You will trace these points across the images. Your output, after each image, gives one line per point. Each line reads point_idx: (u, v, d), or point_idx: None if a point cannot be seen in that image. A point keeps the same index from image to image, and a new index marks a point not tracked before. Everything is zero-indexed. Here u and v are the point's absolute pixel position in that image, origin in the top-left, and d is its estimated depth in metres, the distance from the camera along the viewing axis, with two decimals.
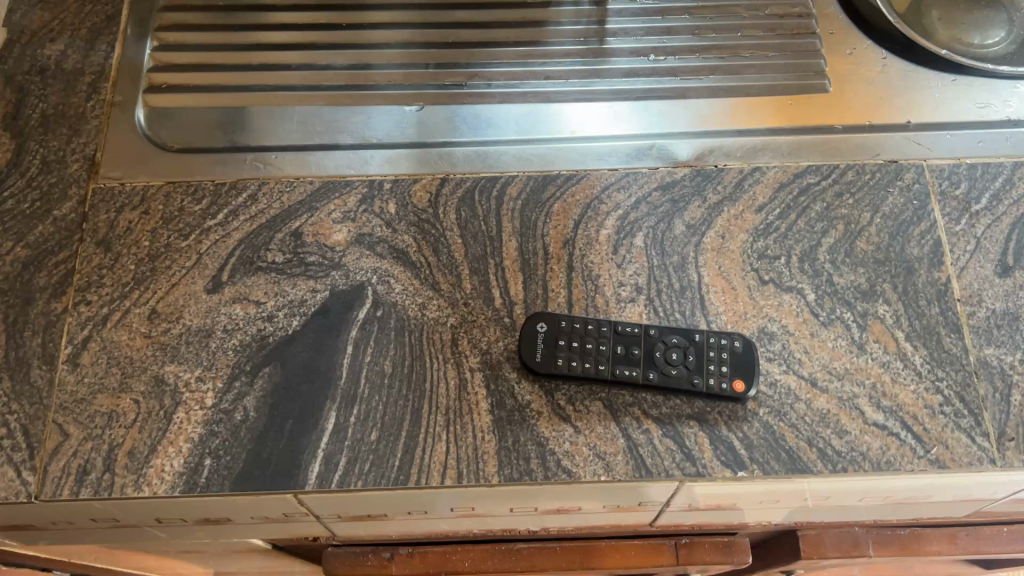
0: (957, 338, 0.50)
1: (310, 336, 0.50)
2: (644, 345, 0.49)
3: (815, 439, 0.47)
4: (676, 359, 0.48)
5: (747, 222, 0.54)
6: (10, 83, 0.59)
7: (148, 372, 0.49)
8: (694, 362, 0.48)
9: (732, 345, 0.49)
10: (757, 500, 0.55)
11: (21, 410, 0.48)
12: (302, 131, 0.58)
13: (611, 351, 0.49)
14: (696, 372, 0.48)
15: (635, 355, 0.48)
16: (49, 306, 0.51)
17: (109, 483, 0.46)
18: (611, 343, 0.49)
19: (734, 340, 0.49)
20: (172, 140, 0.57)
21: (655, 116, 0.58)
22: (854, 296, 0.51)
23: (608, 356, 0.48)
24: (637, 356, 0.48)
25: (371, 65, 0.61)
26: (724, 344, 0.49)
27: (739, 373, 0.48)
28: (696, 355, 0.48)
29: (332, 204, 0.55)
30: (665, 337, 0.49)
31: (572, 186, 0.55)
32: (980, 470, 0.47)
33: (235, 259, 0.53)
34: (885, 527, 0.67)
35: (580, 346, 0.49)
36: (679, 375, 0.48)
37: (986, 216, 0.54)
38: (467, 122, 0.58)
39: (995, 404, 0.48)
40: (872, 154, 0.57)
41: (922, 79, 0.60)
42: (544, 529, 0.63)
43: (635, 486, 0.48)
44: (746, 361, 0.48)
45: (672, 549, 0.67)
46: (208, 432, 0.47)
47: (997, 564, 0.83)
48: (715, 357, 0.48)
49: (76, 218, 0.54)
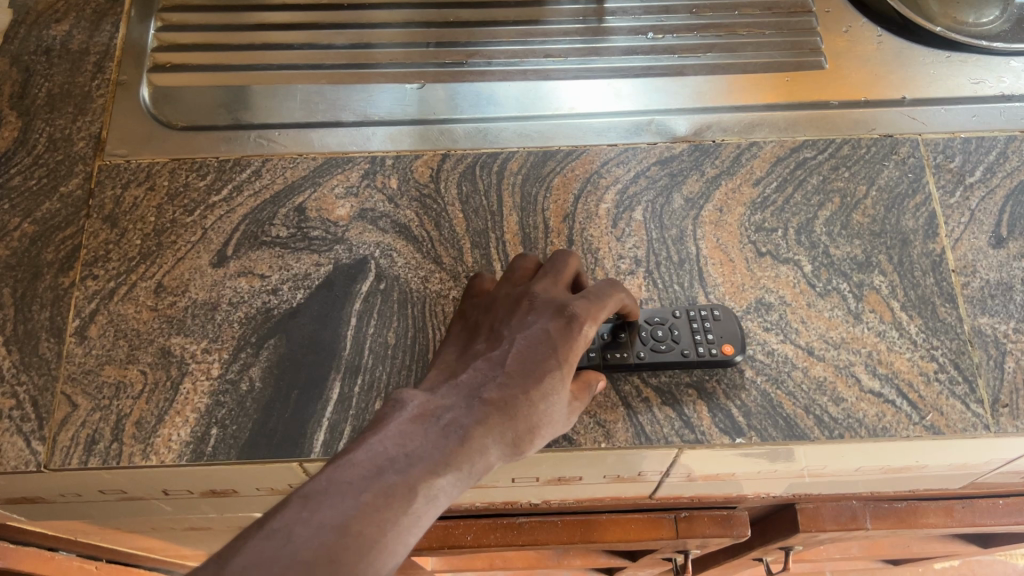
0: (952, 307, 0.51)
1: (315, 308, 0.51)
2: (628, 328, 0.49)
3: (813, 407, 0.48)
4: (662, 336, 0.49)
5: (744, 196, 0.55)
6: (16, 63, 0.60)
7: (155, 344, 0.50)
8: (680, 335, 0.49)
9: (713, 313, 0.50)
10: (756, 471, 0.56)
11: (30, 381, 0.49)
12: (305, 109, 0.59)
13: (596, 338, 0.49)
14: (684, 345, 0.48)
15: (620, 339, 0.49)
16: (57, 280, 0.52)
17: (117, 452, 0.47)
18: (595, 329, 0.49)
19: (714, 309, 0.50)
20: (175, 118, 0.58)
21: (654, 93, 0.59)
22: (850, 267, 0.52)
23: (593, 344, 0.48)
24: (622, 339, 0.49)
25: (372, 45, 0.61)
26: (705, 313, 0.50)
27: (725, 339, 0.49)
28: (681, 328, 0.49)
29: (335, 179, 0.56)
30: (648, 315, 0.49)
31: (572, 161, 0.56)
32: (974, 436, 0.48)
33: (239, 234, 0.54)
34: (882, 500, 0.68)
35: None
36: (669, 350, 0.48)
37: (980, 188, 0.55)
38: (468, 100, 0.59)
39: (989, 370, 0.49)
40: (867, 129, 0.57)
41: (918, 56, 0.61)
42: (545, 502, 0.64)
43: (634, 454, 0.49)
44: (730, 328, 0.49)
45: (672, 522, 0.67)
46: (214, 403, 0.48)
47: (994, 540, 0.84)
48: (699, 327, 0.49)
49: (82, 195, 0.55)
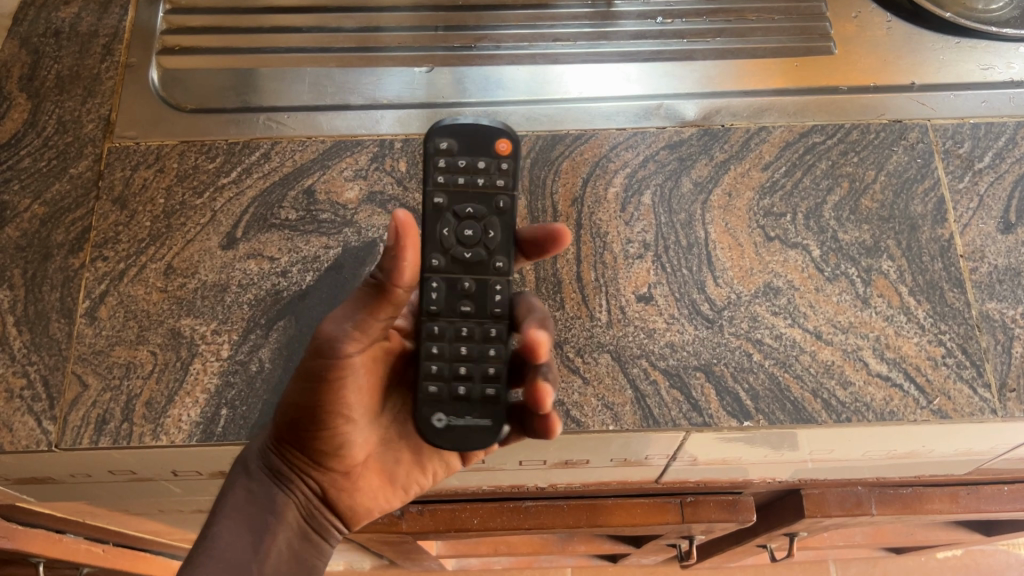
0: (960, 292, 0.51)
1: (323, 291, 0.51)
2: (477, 281, 0.42)
3: (820, 390, 0.48)
4: (472, 236, 0.42)
5: (753, 180, 0.55)
6: (25, 46, 0.60)
7: (165, 325, 0.50)
8: (446, 183, 0.41)
9: (445, 144, 0.42)
10: (762, 457, 0.56)
11: (40, 361, 0.49)
12: (314, 92, 0.59)
13: (477, 331, 0.42)
14: (443, 182, 0.41)
15: (464, 291, 0.42)
16: (67, 262, 0.52)
17: (128, 432, 0.47)
18: (495, 362, 0.42)
19: (441, 144, 0.42)
20: (185, 101, 0.58)
21: (663, 77, 0.59)
22: (858, 252, 0.52)
23: (449, 333, 0.42)
24: (468, 288, 0.42)
25: (381, 28, 0.61)
26: (444, 153, 0.41)
27: (458, 135, 0.42)
28: (447, 181, 0.41)
29: (344, 162, 0.56)
30: (434, 224, 0.41)
31: (581, 145, 0.56)
32: (981, 420, 0.48)
33: (248, 216, 0.54)
34: (887, 486, 0.68)
35: (460, 373, 0.42)
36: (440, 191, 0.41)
37: (989, 173, 0.55)
38: (477, 83, 0.59)
39: (997, 355, 0.49)
40: (877, 114, 0.57)
41: (927, 41, 0.61)
42: (550, 486, 0.65)
43: (642, 436, 0.49)
44: (462, 134, 0.42)
45: (677, 507, 0.68)
46: (223, 383, 0.49)
47: (996, 528, 0.84)
48: (449, 162, 0.42)
49: (92, 177, 0.55)
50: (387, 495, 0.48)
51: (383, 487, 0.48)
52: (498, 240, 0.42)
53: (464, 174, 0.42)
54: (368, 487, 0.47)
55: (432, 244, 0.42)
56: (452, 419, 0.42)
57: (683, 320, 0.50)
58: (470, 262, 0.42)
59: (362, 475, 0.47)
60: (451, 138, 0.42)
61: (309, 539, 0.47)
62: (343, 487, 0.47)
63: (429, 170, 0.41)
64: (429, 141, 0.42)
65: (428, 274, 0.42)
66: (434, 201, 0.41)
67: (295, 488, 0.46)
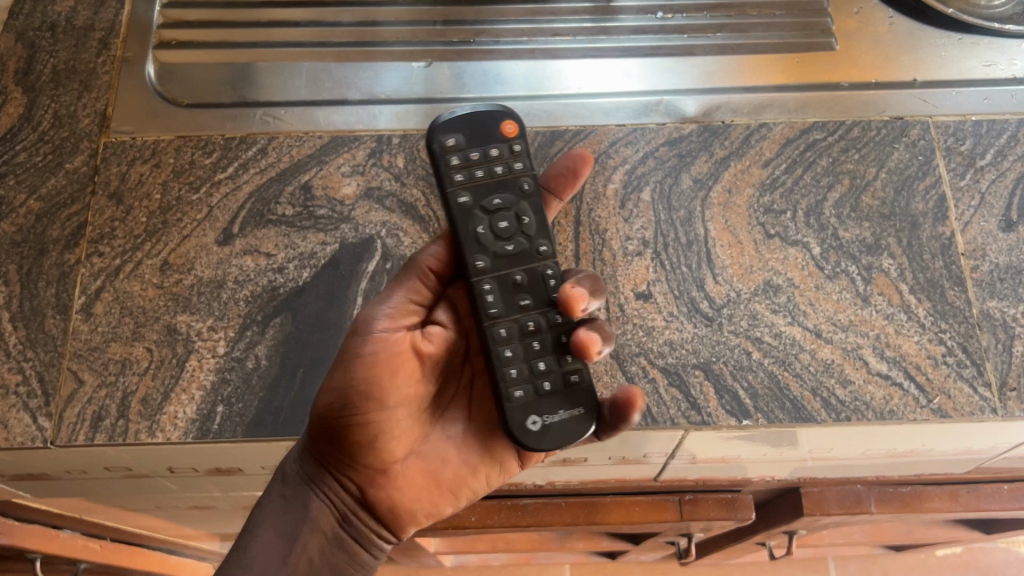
0: (961, 291, 0.51)
1: (321, 287, 0.51)
2: (527, 272, 0.45)
3: (820, 389, 0.48)
4: (508, 227, 0.45)
5: (753, 177, 0.54)
6: (21, 39, 0.59)
7: (160, 321, 0.50)
8: (461, 177, 0.45)
9: (451, 139, 0.45)
10: (761, 455, 0.56)
11: (36, 358, 0.49)
12: (312, 87, 0.58)
13: (543, 323, 0.44)
14: (458, 178, 0.45)
15: (518, 284, 0.44)
16: (62, 257, 0.52)
17: (123, 429, 0.47)
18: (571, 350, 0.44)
19: (449, 138, 0.45)
20: (182, 96, 0.58)
21: (664, 73, 0.59)
22: (859, 250, 0.52)
23: (517, 332, 0.44)
24: (520, 281, 0.44)
25: (379, 23, 0.61)
26: (452, 148, 0.45)
27: (465, 128, 0.45)
28: (463, 175, 0.45)
29: (341, 157, 0.55)
30: (462, 220, 0.44)
31: (580, 141, 0.56)
32: (982, 419, 0.48)
33: (245, 212, 0.53)
34: (886, 484, 0.68)
35: (540, 369, 0.44)
36: (458, 188, 0.44)
37: (991, 172, 0.55)
38: (475, 78, 0.59)
39: (997, 355, 0.49)
40: (878, 111, 0.57)
41: (929, 38, 0.61)
42: (549, 483, 0.65)
43: (641, 434, 0.49)
44: (469, 126, 0.45)
45: (676, 505, 0.68)
46: (220, 380, 0.48)
47: (995, 526, 0.84)
48: (459, 155, 0.45)
49: (88, 172, 0.55)
50: (427, 500, 0.47)
51: (423, 491, 0.46)
52: (532, 224, 0.45)
53: (479, 167, 0.45)
54: (405, 489, 0.46)
55: (475, 240, 0.44)
56: (548, 419, 0.43)
57: (683, 318, 0.50)
58: (513, 254, 0.45)
59: (399, 476, 0.46)
60: (454, 135, 0.45)
61: (345, 547, 0.48)
62: (379, 486, 0.46)
63: (448, 170, 0.45)
64: (433, 140, 0.45)
65: (478, 277, 0.44)
66: (459, 202, 0.44)
67: (329, 492, 0.46)
